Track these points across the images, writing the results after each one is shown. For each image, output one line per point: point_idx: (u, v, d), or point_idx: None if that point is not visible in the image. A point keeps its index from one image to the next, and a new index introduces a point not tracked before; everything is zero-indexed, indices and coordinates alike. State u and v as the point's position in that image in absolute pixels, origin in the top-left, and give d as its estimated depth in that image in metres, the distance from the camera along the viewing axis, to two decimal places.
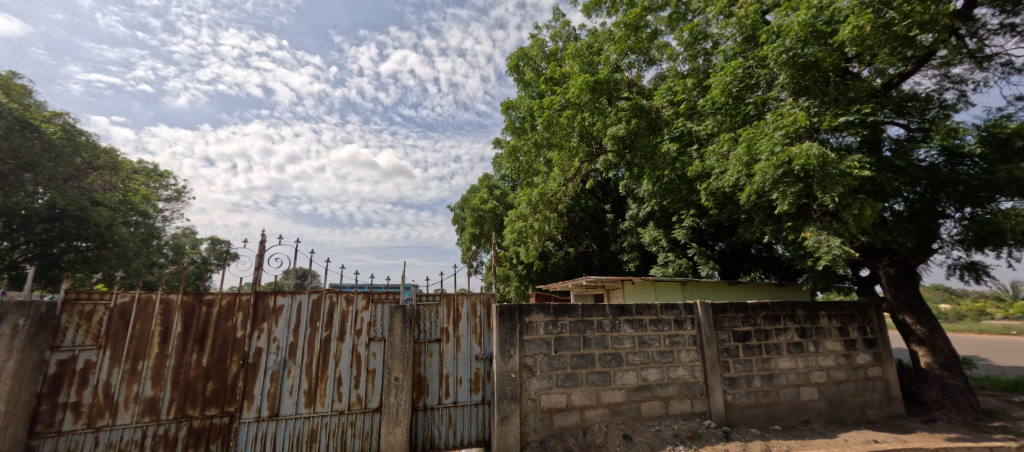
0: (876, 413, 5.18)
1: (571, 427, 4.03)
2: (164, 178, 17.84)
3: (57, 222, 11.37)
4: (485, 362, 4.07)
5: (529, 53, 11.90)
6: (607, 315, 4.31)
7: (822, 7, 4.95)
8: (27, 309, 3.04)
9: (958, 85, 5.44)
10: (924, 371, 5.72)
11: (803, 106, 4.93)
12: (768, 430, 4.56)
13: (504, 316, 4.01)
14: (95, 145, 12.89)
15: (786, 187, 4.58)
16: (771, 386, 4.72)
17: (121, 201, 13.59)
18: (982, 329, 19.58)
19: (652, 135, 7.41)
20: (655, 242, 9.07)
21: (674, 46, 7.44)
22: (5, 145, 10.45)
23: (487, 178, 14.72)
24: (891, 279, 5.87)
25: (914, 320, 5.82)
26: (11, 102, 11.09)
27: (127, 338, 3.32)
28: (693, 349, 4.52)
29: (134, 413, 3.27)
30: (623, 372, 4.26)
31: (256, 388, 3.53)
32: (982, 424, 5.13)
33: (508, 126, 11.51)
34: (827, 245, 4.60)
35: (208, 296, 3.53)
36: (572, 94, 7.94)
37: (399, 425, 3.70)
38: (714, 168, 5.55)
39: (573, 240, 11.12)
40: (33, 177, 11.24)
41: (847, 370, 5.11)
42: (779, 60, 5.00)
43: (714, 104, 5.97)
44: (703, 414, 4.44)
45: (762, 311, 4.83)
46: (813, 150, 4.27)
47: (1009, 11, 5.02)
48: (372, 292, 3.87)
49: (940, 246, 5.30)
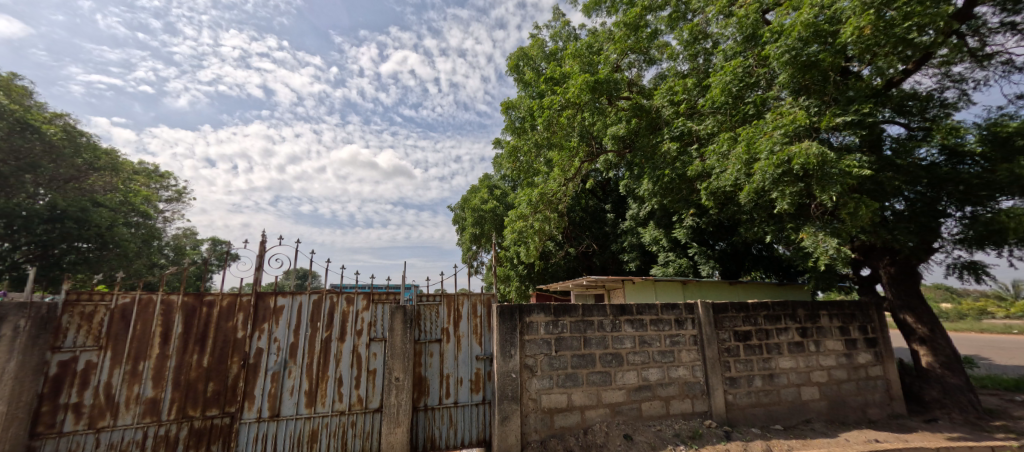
0: (877, 413, 5.17)
1: (571, 428, 4.03)
2: (164, 179, 17.88)
3: (59, 223, 11.41)
4: (485, 362, 4.07)
5: (529, 53, 11.91)
6: (607, 315, 4.30)
7: (823, 6, 4.90)
8: (28, 310, 3.00)
9: (959, 84, 5.43)
10: (925, 370, 5.71)
11: (802, 105, 4.91)
12: (769, 430, 4.55)
13: (505, 316, 4.01)
14: (96, 146, 12.93)
15: (785, 187, 4.58)
16: (772, 386, 4.72)
17: (122, 202, 13.64)
18: (984, 329, 19.53)
19: (652, 135, 7.41)
20: (656, 242, 9.05)
21: (674, 45, 7.44)
22: (6, 146, 10.48)
23: (488, 178, 14.72)
24: (891, 278, 5.87)
25: (915, 319, 5.82)
26: (13, 103, 11.12)
27: (129, 339, 3.32)
28: (694, 349, 4.52)
29: (136, 414, 3.28)
30: (623, 372, 4.26)
31: (257, 388, 3.53)
32: (983, 424, 5.11)
33: (508, 126, 11.51)
34: (825, 245, 4.60)
35: (209, 297, 3.53)
36: (572, 94, 7.93)
37: (400, 426, 3.70)
38: (714, 168, 5.55)
39: (574, 239, 11.11)
40: (35, 178, 11.27)
41: (848, 370, 5.11)
42: (781, 60, 4.96)
43: (714, 103, 5.97)
44: (703, 414, 4.44)
45: (763, 311, 4.82)
46: (813, 149, 4.26)
47: (1009, 10, 5.01)
48: (372, 292, 3.87)
49: (941, 245, 5.29)
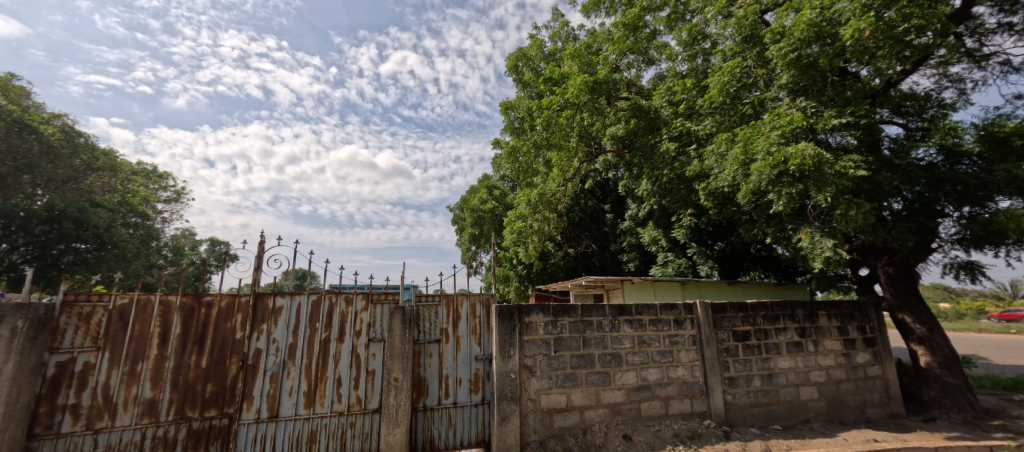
0: (876, 412, 5.18)
1: (571, 428, 4.03)
2: (163, 180, 17.86)
3: (57, 223, 11.39)
4: (485, 363, 4.07)
5: (528, 54, 11.92)
6: (606, 315, 4.31)
7: (822, 7, 4.90)
8: (26, 311, 3.02)
9: (957, 85, 5.45)
10: (924, 370, 5.72)
11: (800, 106, 4.92)
12: (768, 429, 4.56)
13: (504, 316, 4.01)
14: (94, 146, 12.90)
15: (782, 188, 4.61)
16: (771, 386, 4.73)
17: (120, 202, 13.63)
18: (982, 329, 19.57)
19: (651, 135, 7.42)
20: (655, 242, 9.05)
21: (674, 45, 7.43)
22: (4, 147, 10.44)
23: (487, 178, 14.71)
24: (890, 278, 5.88)
25: (913, 319, 5.83)
26: (11, 103, 11.07)
27: (127, 340, 3.31)
28: (692, 349, 4.52)
29: (134, 415, 3.27)
30: (623, 372, 4.26)
31: (256, 389, 3.52)
32: (981, 423, 5.12)
33: (507, 126, 11.51)
34: (821, 246, 4.63)
35: (207, 297, 3.52)
36: (571, 94, 7.93)
37: (399, 426, 3.70)
38: (712, 168, 5.56)
39: (573, 240, 11.10)
40: (32, 179, 11.24)
41: (846, 370, 5.12)
42: (785, 60, 4.98)
43: (713, 104, 5.97)
44: (703, 414, 4.44)
45: (762, 311, 4.83)
46: (809, 150, 4.26)
47: (1007, 10, 5.02)
48: (371, 293, 3.87)
49: (938, 245, 5.30)
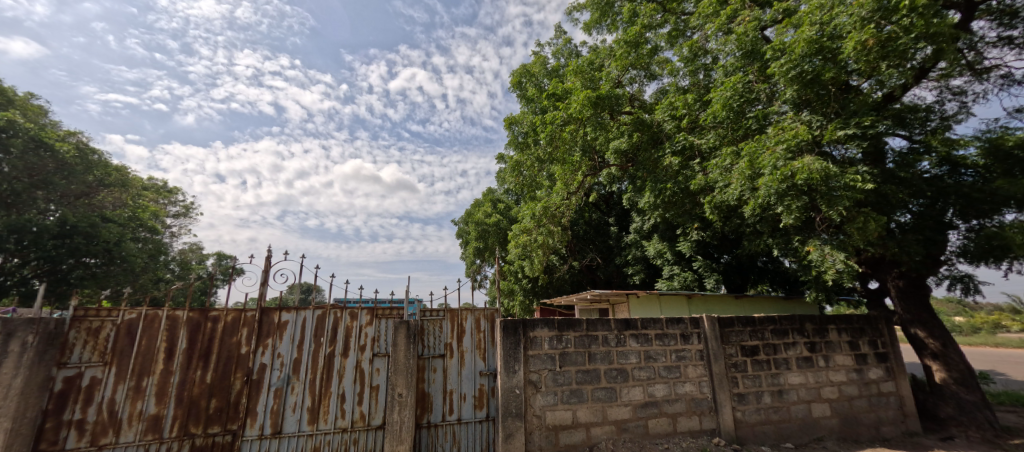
0: (891, 430, 5.04)
1: (577, 445, 3.96)
2: (173, 195, 18.25)
3: (69, 238, 11.56)
4: (490, 378, 4.03)
5: (530, 70, 12.11)
6: (612, 329, 4.26)
7: (822, 23, 4.96)
8: (37, 326, 3.04)
9: (959, 97, 5.44)
10: (939, 386, 5.58)
11: (804, 120, 4.94)
12: (779, 448, 4.46)
13: (509, 331, 3.98)
14: (106, 163, 13.20)
15: (790, 202, 4.58)
16: (781, 402, 4.63)
17: (131, 217, 13.84)
18: (999, 342, 19.08)
19: (654, 148, 7.52)
20: (660, 255, 8.95)
21: (674, 61, 7.54)
22: (21, 165, 10.75)
23: (491, 192, 14.78)
24: (900, 291, 5.80)
25: (927, 334, 5.70)
26: (28, 122, 11.41)
27: (134, 354, 3.34)
28: (700, 364, 4.45)
29: (138, 431, 3.26)
30: (629, 388, 4.20)
31: (259, 405, 3.51)
32: (1002, 442, 4.97)
33: (511, 141, 11.69)
34: (832, 259, 4.57)
35: (214, 312, 3.56)
36: (573, 109, 7.98)
37: (403, 443, 3.63)
38: (717, 182, 5.55)
39: (578, 253, 11.11)
40: (46, 194, 11.50)
41: (859, 386, 5.00)
42: (786, 76, 5.02)
43: (716, 118, 6.01)
44: (712, 432, 4.34)
45: (770, 325, 4.76)
46: (815, 164, 4.27)
47: (1006, 24, 5.05)
48: (376, 308, 3.90)
49: (946, 259, 5.24)
